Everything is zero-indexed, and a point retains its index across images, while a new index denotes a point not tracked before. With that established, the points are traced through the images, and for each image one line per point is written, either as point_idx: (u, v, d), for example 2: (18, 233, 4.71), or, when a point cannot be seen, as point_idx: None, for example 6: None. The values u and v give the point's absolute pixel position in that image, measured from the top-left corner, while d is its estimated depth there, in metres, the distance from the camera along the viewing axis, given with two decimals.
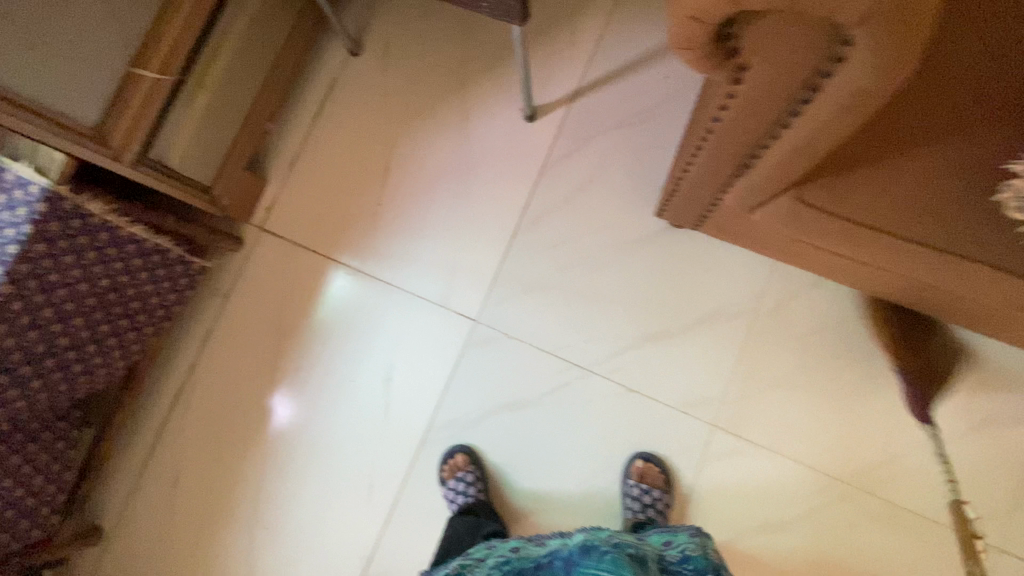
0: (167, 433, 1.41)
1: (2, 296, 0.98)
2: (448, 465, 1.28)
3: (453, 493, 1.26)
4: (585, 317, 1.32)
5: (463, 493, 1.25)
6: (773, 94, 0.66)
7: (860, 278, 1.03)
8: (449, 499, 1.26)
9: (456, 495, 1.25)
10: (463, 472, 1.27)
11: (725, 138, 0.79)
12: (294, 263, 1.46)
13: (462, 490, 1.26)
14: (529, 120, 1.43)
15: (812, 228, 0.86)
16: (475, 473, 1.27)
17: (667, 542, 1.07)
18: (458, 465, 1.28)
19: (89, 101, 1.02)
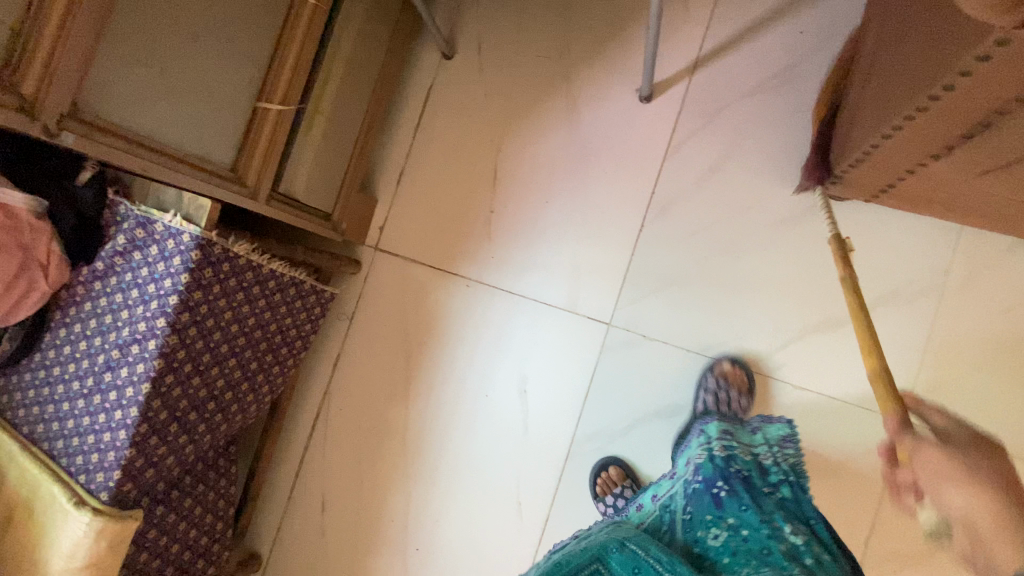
0: (310, 458, 1.44)
1: (168, 348, 0.97)
2: (602, 478, 1.22)
3: (610, 509, 1.18)
4: (734, 312, 1.22)
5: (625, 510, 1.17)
6: None
7: None
8: (606, 515, 1.19)
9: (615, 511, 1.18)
10: (619, 487, 1.19)
11: (968, 98, 0.65)
12: (412, 280, 1.45)
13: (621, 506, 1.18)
14: (644, 101, 1.32)
15: None
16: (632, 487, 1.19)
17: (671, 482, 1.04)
18: (613, 478, 1.21)
19: (223, 142, 1.01)
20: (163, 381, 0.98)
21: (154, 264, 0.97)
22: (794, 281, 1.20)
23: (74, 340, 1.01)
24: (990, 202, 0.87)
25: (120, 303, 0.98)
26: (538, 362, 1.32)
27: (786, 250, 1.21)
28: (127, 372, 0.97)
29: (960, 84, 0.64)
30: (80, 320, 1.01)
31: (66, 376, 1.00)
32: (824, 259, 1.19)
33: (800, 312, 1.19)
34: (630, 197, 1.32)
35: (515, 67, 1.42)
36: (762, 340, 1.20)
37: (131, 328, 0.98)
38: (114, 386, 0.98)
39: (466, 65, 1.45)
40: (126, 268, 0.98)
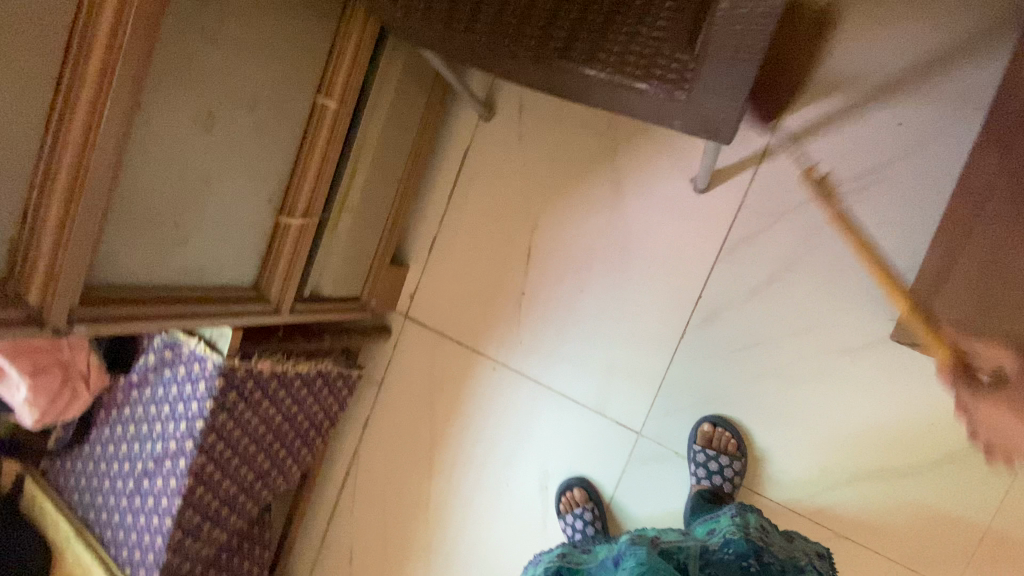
0: (339, 514, 1.49)
1: (197, 466, 1.00)
2: (566, 498, 1.23)
3: (570, 528, 1.21)
4: (779, 442, 1.12)
5: None
6: None
7: None
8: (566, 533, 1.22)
9: (573, 532, 1.20)
10: (580, 509, 1.20)
11: None
12: (440, 353, 1.42)
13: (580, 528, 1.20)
14: (700, 191, 1.17)
15: None
16: None
17: (710, 530, 0.94)
18: (575, 500, 1.22)
19: (245, 262, 0.98)
20: (194, 493, 1.02)
21: (182, 385, 0.99)
22: (857, 419, 1.07)
23: (116, 441, 1.06)
24: None
25: (153, 415, 1.02)
26: (564, 458, 1.28)
27: (847, 382, 1.08)
28: (162, 482, 1.02)
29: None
30: (120, 423, 1.06)
31: (111, 473, 1.07)
32: (887, 397, 1.06)
33: (856, 454, 1.08)
34: (676, 295, 1.20)
35: (557, 134, 1.28)
36: (806, 476, 1.10)
37: (164, 443, 1.01)
38: (151, 492, 1.03)
39: (505, 128, 1.33)
40: (158, 383, 1.01)
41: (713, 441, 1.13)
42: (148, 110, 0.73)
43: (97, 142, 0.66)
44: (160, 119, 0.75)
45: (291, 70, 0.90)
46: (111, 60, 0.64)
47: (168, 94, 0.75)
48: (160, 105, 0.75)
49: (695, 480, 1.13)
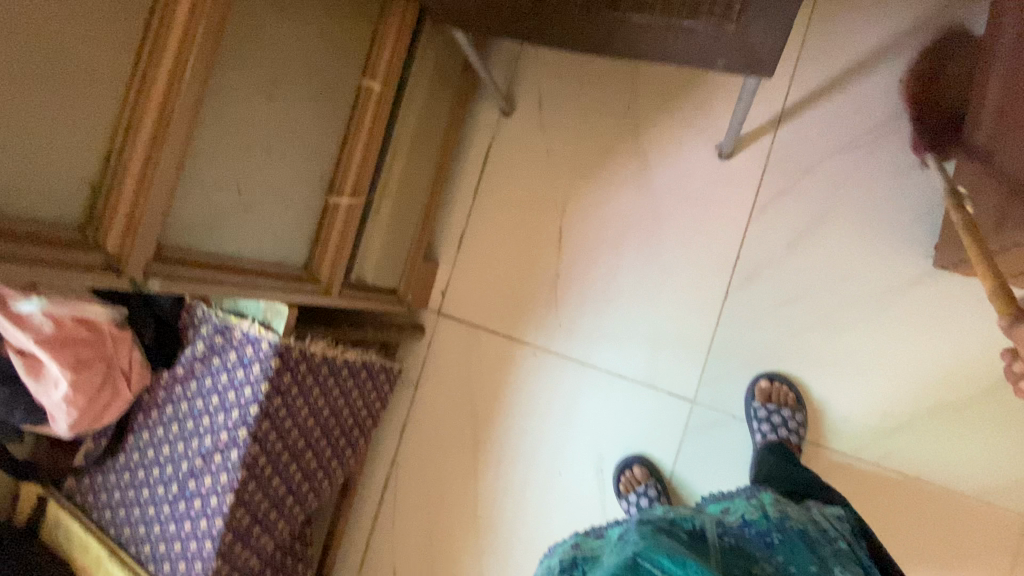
0: (379, 529, 1.41)
1: (251, 457, 0.95)
2: (626, 477, 1.19)
3: (634, 508, 1.16)
4: (835, 393, 1.12)
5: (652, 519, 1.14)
6: None
7: None
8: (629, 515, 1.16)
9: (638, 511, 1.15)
10: (644, 486, 1.16)
11: None
12: (477, 347, 1.40)
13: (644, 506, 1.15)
14: (724, 158, 1.22)
15: None
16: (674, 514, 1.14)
17: (724, 509, 0.91)
18: (637, 478, 1.18)
19: (296, 242, 0.98)
20: (245, 489, 0.96)
21: (234, 371, 0.95)
22: (910, 358, 1.08)
23: (158, 444, 1.01)
24: None
25: (201, 408, 0.97)
26: (617, 437, 1.25)
27: (894, 323, 1.10)
28: (211, 480, 0.96)
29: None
30: (162, 424, 1.00)
31: (152, 480, 1.00)
32: (936, 332, 1.08)
33: (914, 393, 1.08)
34: (713, 260, 1.22)
35: (579, 121, 1.34)
36: (867, 422, 1.10)
37: (214, 436, 0.96)
38: (199, 494, 0.97)
39: (527, 120, 1.38)
40: (207, 373, 0.97)
41: (773, 397, 1.12)
42: (221, 71, 0.75)
43: (178, 92, 0.66)
44: (231, 83, 0.77)
45: (341, 49, 0.93)
46: (194, 12, 0.66)
47: (239, 58, 0.77)
48: (231, 67, 0.76)
49: (759, 438, 1.10)
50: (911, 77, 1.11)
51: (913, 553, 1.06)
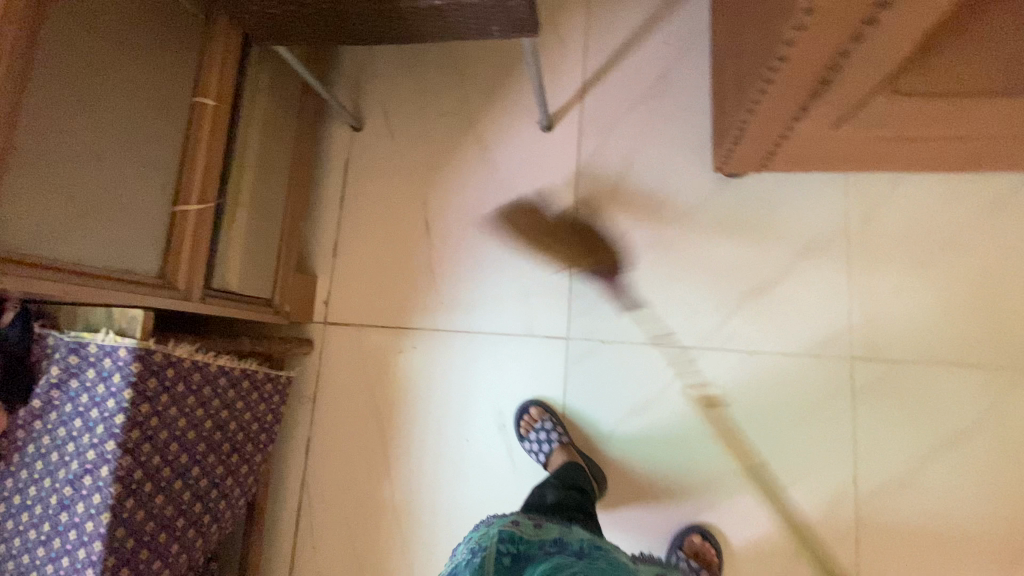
0: (301, 552, 1.35)
1: (123, 471, 0.92)
2: (525, 418, 1.28)
3: (535, 445, 1.24)
4: (676, 299, 1.28)
5: (547, 441, 1.23)
6: (848, 7, 0.63)
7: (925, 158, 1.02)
8: (532, 452, 1.24)
9: (539, 445, 1.23)
10: (541, 423, 1.25)
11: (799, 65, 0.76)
12: (368, 346, 1.43)
13: (545, 439, 1.24)
14: (547, 130, 1.40)
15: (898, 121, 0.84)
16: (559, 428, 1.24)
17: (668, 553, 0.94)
18: (534, 418, 1.27)
19: (145, 251, 1.01)
20: (123, 507, 0.92)
21: (94, 388, 0.93)
22: (727, 254, 1.26)
23: (22, 488, 0.95)
24: (857, 143, 0.98)
25: (64, 436, 0.93)
26: (511, 390, 1.33)
27: (707, 230, 1.28)
28: (83, 507, 0.91)
29: (793, 52, 0.75)
30: (24, 466, 0.95)
31: (19, 529, 0.94)
32: (743, 228, 1.26)
33: (733, 281, 1.25)
34: (559, 214, 1.37)
35: (422, 123, 1.48)
36: (707, 316, 1.25)
37: (80, 459, 0.92)
38: (72, 524, 0.91)
39: (377, 131, 1.50)
40: (66, 398, 0.94)
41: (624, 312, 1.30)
42: (40, 82, 0.80)
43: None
44: (50, 95, 0.82)
45: (161, 69, 1.02)
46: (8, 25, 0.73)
47: (55, 72, 0.83)
48: (50, 81, 0.82)
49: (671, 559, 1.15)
50: (672, 40, 1.38)
51: (775, 418, 1.20)
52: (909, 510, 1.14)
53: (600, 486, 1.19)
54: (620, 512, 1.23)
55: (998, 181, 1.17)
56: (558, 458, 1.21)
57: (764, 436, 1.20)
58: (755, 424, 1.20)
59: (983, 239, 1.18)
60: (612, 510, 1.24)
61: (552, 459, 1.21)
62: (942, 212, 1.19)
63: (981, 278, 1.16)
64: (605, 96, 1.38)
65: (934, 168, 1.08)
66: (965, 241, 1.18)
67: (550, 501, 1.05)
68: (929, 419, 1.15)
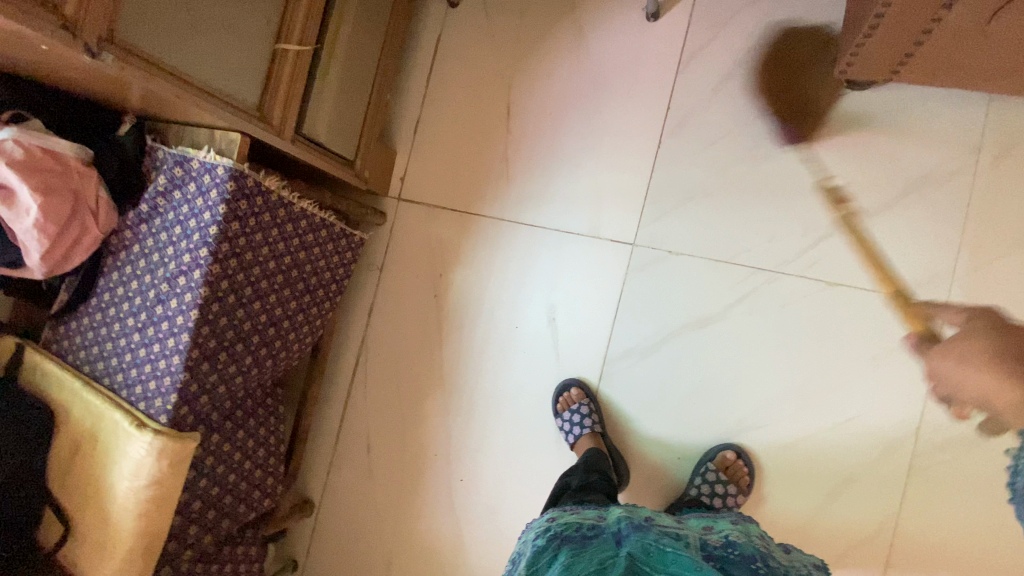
0: (351, 403, 1.47)
1: (213, 277, 1.01)
2: (563, 397, 1.27)
3: (568, 425, 1.24)
4: (759, 218, 1.20)
5: (579, 424, 1.22)
6: None
7: None
8: (563, 431, 1.24)
9: (570, 426, 1.23)
10: (577, 404, 1.24)
11: None
12: (435, 225, 1.46)
13: (577, 421, 1.23)
14: (651, 20, 1.30)
15: None
16: (588, 405, 1.23)
17: (706, 528, 0.94)
18: (573, 398, 1.26)
19: (248, 82, 1.06)
20: (209, 309, 1.02)
21: (194, 201, 1.02)
22: (827, 178, 1.16)
23: (126, 280, 1.08)
24: (1021, 44, 0.84)
25: (166, 240, 1.04)
26: (567, 287, 1.33)
27: (809, 147, 1.17)
28: (177, 302, 1.02)
29: None
30: (130, 263, 1.07)
31: (122, 314, 1.08)
32: (852, 149, 1.15)
33: (827, 206, 1.16)
34: (647, 114, 1.30)
35: (520, 2, 1.42)
36: (789, 241, 1.17)
37: (177, 261, 1.03)
38: (166, 316, 1.03)
39: (473, 8, 1.46)
40: (169, 206, 1.04)
41: (701, 224, 1.24)
42: None
43: None
44: None
45: None
46: None
47: None
48: None
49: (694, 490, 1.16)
50: None
51: (843, 356, 1.13)
52: (974, 468, 1.07)
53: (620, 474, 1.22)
54: (659, 419, 1.24)
55: None
56: (585, 443, 1.21)
57: (826, 372, 1.14)
58: (820, 358, 1.14)
59: None
60: (652, 414, 1.24)
61: (579, 443, 1.23)
62: None
63: None
64: None
65: None
66: None
67: (575, 484, 1.07)
68: None
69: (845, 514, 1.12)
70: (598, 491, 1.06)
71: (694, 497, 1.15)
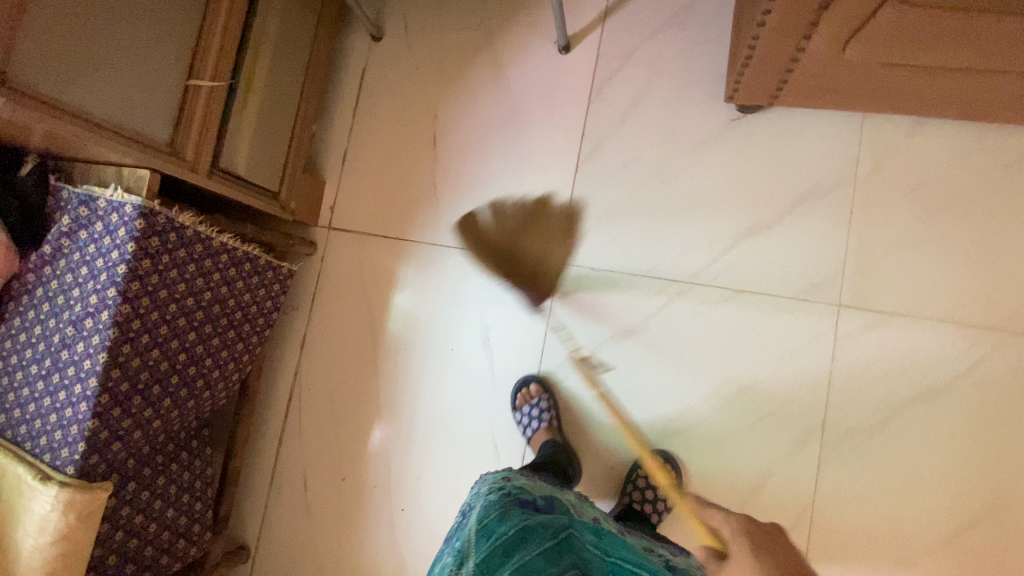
0: (286, 438, 1.43)
1: (122, 318, 0.98)
2: (522, 393, 1.29)
3: (526, 419, 1.26)
4: (671, 233, 1.27)
5: (537, 418, 1.25)
6: None
7: (933, 98, 1.00)
8: (521, 425, 1.27)
9: (529, 420, 1.26)
10: (537, 400, 1.27)
11: None
12: (367, 253, 1.46)
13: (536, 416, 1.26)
14: (564, 52, 1.38)
15: (903, 44, 0.84)
16: (548, 400, 1.27)
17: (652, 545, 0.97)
18: (532, 393, 1.29)
19: (156, 119, 1.04)
20: (120, 352, 0.99)
21: (101, 240, 0.99)
22: (730, 194, 1.25)
23: (29, 326, 1.02)
24: (871, 73, 0.95)
25: (71, 282, 1.00)
26: (498, 309, 1.36)
27: (711, 166, 1.27)
28: (83, 346, 0.98)
29: None
30: (32, 307, 1.03)
31: (25, 362, 1.02)
32: (750, 167, 1.25)
33: (731, 220, 1.24)
34: (565, 140, 1.37)
35: (441, 36, 1.47)
36: (699, 252, 1.25)
37: (83, 303, 0.99)
38: (72, 361, 0.99)
39: (395, 42, 1.50)
40: (74, 246, 1.01)
41: (619, 241, 1.30)
42: None
43: None
44: None
45: None
46: None
47: None
48: None
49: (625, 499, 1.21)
50: None
51: (753, 359, 1.21)
52: (875, 456, 1.15)
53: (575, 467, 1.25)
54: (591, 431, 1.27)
55: (1014, 139, 1.14)
56: (541, 437, 1.24)
57: (741, 374, 1.21)
58: (735, 362, 1.21)
59: (993, 198, 1.14)
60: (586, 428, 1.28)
61: (537, 437, 1.26)
62: (957, 167, 1.16)
63: (984, 236, 1.14)
64: (626, 21, 1.35)
65: (944, 112, 1.06)
66: (973, 199, 1.15)
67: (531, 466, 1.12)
68: (911, 370, 1.15)
69: (767, 510, 1.18)
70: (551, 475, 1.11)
71: (626, 505, 1.20)
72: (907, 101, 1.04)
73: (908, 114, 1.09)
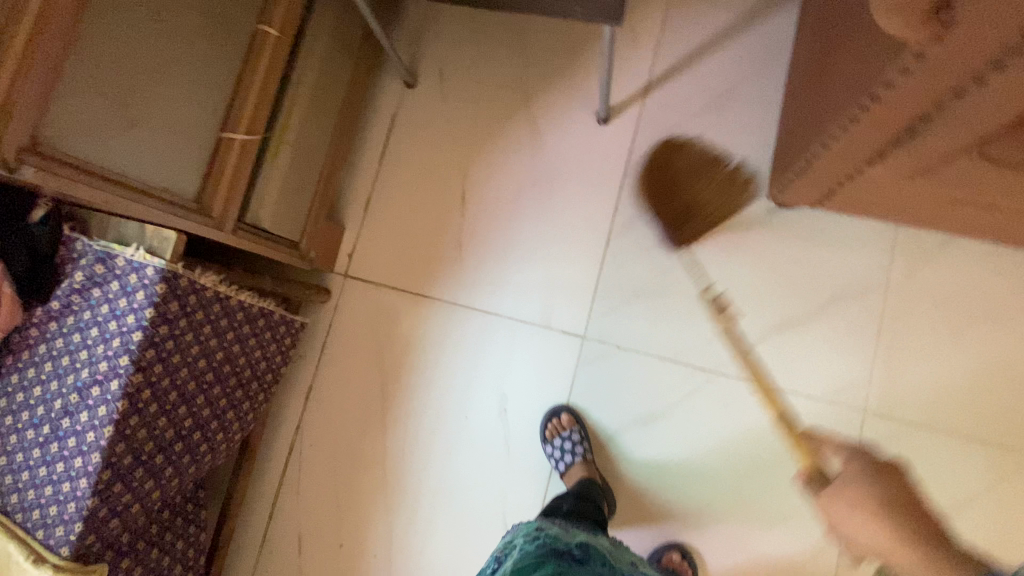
0: (283, 495, 1.36)
1: (133, 388, 0.92)
2: (553, 423, 1.25)
3: (558, 452, 1.22)
4: (700, 320, 1.26)
5: (570, 451, 1.22)
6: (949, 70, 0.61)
7: (978, 225, 1.01)
8: (553, 458, 1.23)
9: (561, 453, 1.22)
10: (569, 431, 1.23)
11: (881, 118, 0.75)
12: (383, 307, 1.41)
13: (568, 448, 1.22)
14: (603, 122, 1.36)
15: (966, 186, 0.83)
16: (579, 432, 1.23)
17: None
18: (562, 425, 1.25)
19: (184, 174, 0.98)
20: (127, 423, 0.93)
21: (116, 301, 0.93)
22: (762, 287, 1.24)
23: (27, 386, 0.95)
24: (924, 200, 0.95)
25: (79, 343, 0.94)
26: (517, 378, 1.32)
27: (746, 256, 1.26)
28: (88, 416, 0.92)
29: (877, 106, 0.73)
30: (33, 365, 0.95)
31: (19, 425, 0.95)
32: (783, 261, 1.24)
33: (761, 313, 1.24)
34: (598, 211, 1.34)
35: (477, 91, 1.44)
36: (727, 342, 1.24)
37: (92, 368, 0.93)
38: (74, 431, 0.92)
39: (429, 91, 1.46)
40: (85, 305, 0.94)
41: (647, 321, 1.28)
42: None
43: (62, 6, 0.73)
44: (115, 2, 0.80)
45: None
46: None
47: None
48: None
49: None
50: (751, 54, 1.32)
51: (774, 456, 1.20)
52: None
53: (610, 505, 1.21)
54: None
55: None
56: (576, 471, 1.21)
57: (761, 471, 1.20)
58: (756, 457, 1.20)
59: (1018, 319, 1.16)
60: None
61: (570, 472, 1.22)
62: (984, 285, 1.18)
63: (1006, 356, 1.16)
64: (668, 98, 1.34)
65: (983, 236, 1.07)
66: (998, 317, 1.17)
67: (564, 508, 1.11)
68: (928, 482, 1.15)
69: None
70: (586, 520, 1.08)
71: None
72: (949, 223, 1.05)
73: (948, 231, 1.10)
